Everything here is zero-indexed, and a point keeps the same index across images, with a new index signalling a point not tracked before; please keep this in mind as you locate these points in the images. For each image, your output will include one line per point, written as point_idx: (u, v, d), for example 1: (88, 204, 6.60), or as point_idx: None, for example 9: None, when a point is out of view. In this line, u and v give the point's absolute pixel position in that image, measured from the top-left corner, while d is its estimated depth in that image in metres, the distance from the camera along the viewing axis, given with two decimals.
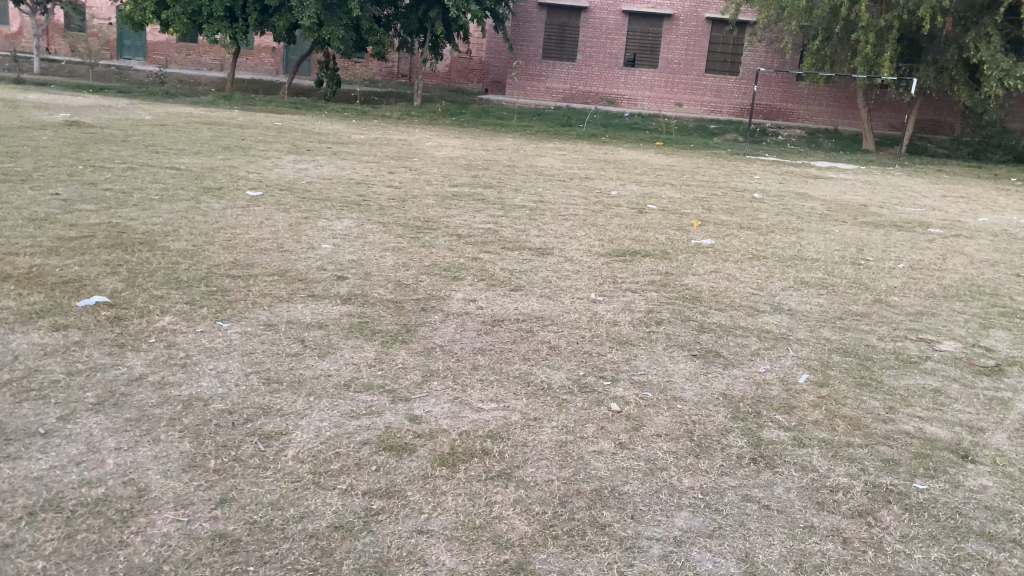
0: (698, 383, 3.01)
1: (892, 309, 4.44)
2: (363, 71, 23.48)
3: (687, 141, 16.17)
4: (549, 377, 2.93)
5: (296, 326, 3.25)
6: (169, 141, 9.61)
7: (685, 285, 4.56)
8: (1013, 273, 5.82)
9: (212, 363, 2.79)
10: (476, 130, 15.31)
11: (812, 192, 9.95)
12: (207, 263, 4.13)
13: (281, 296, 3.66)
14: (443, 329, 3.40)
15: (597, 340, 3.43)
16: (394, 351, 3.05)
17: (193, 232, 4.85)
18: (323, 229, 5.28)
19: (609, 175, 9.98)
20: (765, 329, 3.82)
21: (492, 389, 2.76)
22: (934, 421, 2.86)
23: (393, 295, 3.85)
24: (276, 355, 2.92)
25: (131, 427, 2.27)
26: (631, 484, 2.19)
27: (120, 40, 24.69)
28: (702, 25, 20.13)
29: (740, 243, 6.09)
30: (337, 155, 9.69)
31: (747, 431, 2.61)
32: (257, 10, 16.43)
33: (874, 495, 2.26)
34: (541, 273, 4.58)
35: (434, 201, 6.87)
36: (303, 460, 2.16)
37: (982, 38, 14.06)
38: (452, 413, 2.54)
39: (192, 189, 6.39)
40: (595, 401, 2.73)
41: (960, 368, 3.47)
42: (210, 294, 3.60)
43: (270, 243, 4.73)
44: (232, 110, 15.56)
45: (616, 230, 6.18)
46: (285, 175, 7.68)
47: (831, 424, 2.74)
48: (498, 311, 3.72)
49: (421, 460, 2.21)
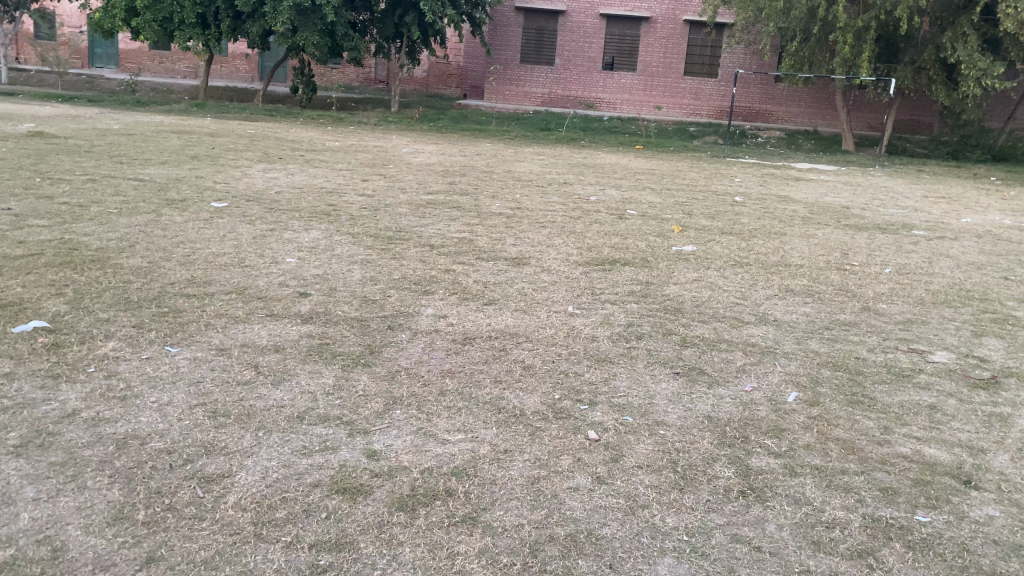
0: (680, 406, 2.81)
1: (881, 317, 4.28)
2: (340, 77, 23.22)
3: (667, 144, 16.05)
4: (521, 401, 2.73)
5: (251, 350, 3.03)
6: (136, 152, 9.33)
7: (666, 296, 4.38)
8: (1001, 276, 5.70)
9: (155, 395, 2.57)
10: (454, 135, 15.13)
11: (792, 194, 9.87)
12: (162, 281, 3.90)
13: (237, 317, 3.44)
14: (410, 349, 3.19)
15: (574, 358, 3.23)
16: (355, 376, 2.84)
17: (150, 248, 4.61)
18: (289, 242, 5.05)
19: (588, 179, 9.82)
20: (750, 342, 3.63)
21: (460, 416, 2.57)
22: (932, 442, 2.68)
23: (359, 313, 3.63)
24: (226, 384, 2.69)
25: (54, 473, 2.05)
26: (610, 526, 1.99)
27: (91, 48, 24.32)
28: (680, 27, 20.03)
29: (722, 250, 5.91)
30: (310, 163, 9.46)
31: (734, 459, 2.42)
32: (229, 16, 16.10)
33: (874, 531, 2.07)
34: (516, 285, 4.38)
35: (408, 210, 6.66)
36: (245, 508, 1.95)
37: (959, 38, 14.03)
38: (415, 446, 2.33)
39: (155, 201, 6.14)
40: (571, 429, 2.53)
41: (956, 382, 3.30)
42: (161, 315, 3.38)
43: (231, 258, 4.50)
44: (204, 118, 15.29)
45: (595, 237, 6.00)
46: (253, 184, 7.45)
47: (825, 448, 2.56)
48: (469, 329, 3.51)
49: (376, 505, 2.00)
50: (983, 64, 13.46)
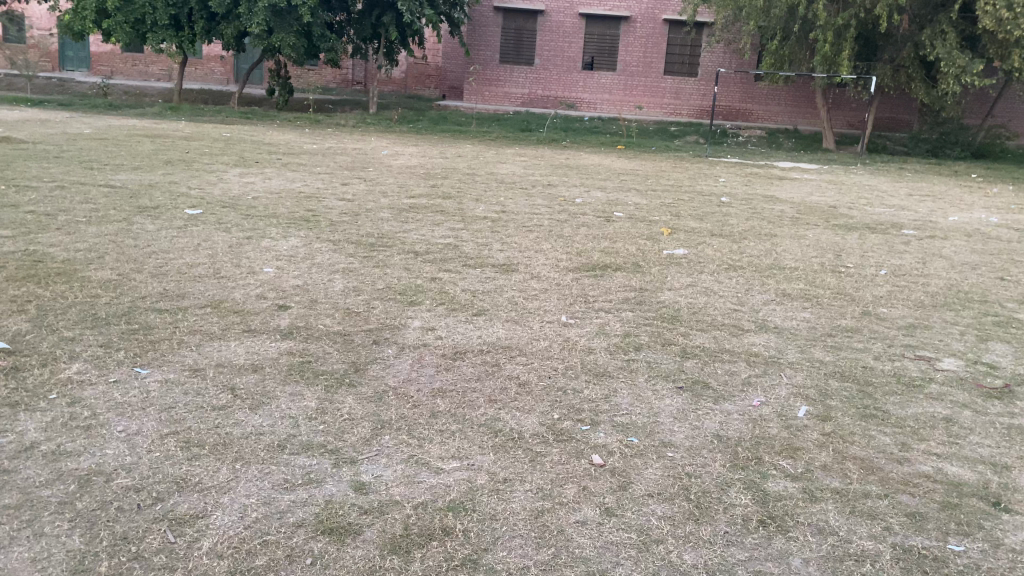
0: (687, 424, 2.65)
1: (882, 322, 4.15)
2: (318, 79, 22.96)
3: (648, 144, 15.95)
4: (517, 422, 2.55)
5: (227, 370, 2.83)
6: (107, 156, 9.05)
7: (661, 303, 4.23)
8: (996, 277, 5.59)
9: (123, 423, 2.36)
10: (433, 137, 14.93)
11: (778, 194, 9.80)
12: (131, 296, 3.68)
13: (212, 333, 3.24)
14: (397, 366, 3.01)
15: (572, 373, 3.05)
16: (340, 397, 2.65)
17: (120, 259, 4.39)
18: (267, 250, 4.85)
19: (573, 181, 9.66)
20: (753, 352, 3.48)
21: (455, 441, 2.38)
22: (953, 459, 2.54)
23: (341, 326, 3.44)
24: (200, 410, 2.49)
25: (7, 518, 1.84)
26: (624, 567, 1.82)
27: (62, 51, 23.86)
28: (659, 27, 19.94)
29: (713, 253, 5.76)
30: (288, 167, 9.24)
31: (749, 483, 2.26)
32: (203, 18, 15.79)
33: (907, 565, 1.92)
34: (506, 293, 4.20)
35: (390, 214, 6.47)
36: (221, 556, 1.76)
37: (937, 36, 14.02)
38: (407, 477, 2.15)
39: (126, 209, 5.90)
40: (573, 453, 2.36)
41: (967, 392, 3.16)
42: (131, 333, 3.17)
43: (206, 269, 4.30)
44: (178, 121, 14.96)
45: (584, 241, 5.84)
46: (228, 190, 7.23)
47: (843, 469, 2.41)
48: (460, 343, 3.33)
49: (367, 547, 1.82)
50: (962, 62, 13.43)
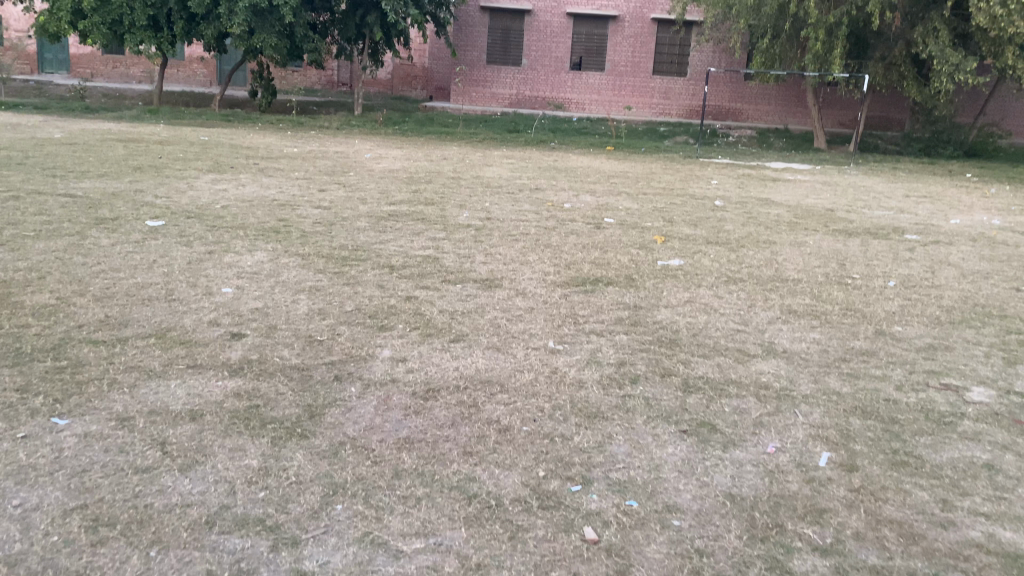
0: (694, 480, 2.27)
1: (899, 343, 3.79)
2: (302, 81, 22.51)
3: (639, 144, 15.59)
4: (496, 483, 2.17)
5: (160, 420, 2.44)
6: (74, 162, 8.63)
7: (657, 323, 3.85)
8: (1011, 286, 5.25)
9: (20, 495, 1.97)
10: (419, 139, 14.55)
11: (773, 196, 9.43)
12: (65, 325, 3.28)
13: (152, 369, 2.86)
14: (360, 408, 2.62)
15: (559, 415, 2.67)
16: (288, 453, 2.26)
17: (63, 280, 3.98)
18: (228, 267, 4.46)
19: (560, 184, 9.31)
20: (762, 383, 3.11)
21: (419, 512, 2.00)
22: (1005, 519, 2.17)
23: (300, 359, 3.05)
24: (119, 474, 2.10)
25: None
26: None
27: (40, 53, 23.40)
28: (649, 26, 19.56)
29: (711, 263, 5.41)
30: (264, 172, 8.85)
31: (771, 562, 1.89)
32: (182, 18, 15.28)
33: None
34: (488, 315, 3.82)
35: (366, 223, 6.09)
36: None
37: (930, 33, 13.65)
38: (359, 565, 1.78)
39: (82, 221, 5.49)
40: (562, 525, 1.98)
41: (1005, 430, 2.80)
42: (56, 372, 2.77)
43: (158, 290, 3.90)
44: (156, 125, 14.53)
45: (572, 251, 5.47)
46: (198, 197, 6.83)
47: (880, 538, 2.04)
48: (433, 377, 2.95)
49: None
50: (955, 59, 13.06)
